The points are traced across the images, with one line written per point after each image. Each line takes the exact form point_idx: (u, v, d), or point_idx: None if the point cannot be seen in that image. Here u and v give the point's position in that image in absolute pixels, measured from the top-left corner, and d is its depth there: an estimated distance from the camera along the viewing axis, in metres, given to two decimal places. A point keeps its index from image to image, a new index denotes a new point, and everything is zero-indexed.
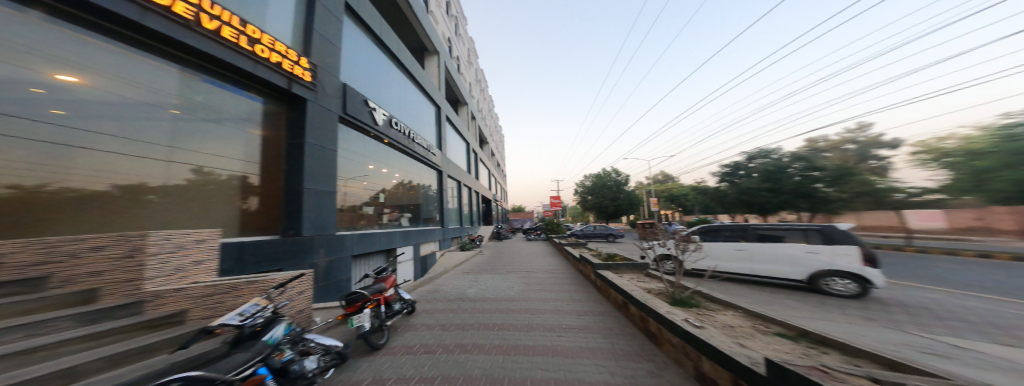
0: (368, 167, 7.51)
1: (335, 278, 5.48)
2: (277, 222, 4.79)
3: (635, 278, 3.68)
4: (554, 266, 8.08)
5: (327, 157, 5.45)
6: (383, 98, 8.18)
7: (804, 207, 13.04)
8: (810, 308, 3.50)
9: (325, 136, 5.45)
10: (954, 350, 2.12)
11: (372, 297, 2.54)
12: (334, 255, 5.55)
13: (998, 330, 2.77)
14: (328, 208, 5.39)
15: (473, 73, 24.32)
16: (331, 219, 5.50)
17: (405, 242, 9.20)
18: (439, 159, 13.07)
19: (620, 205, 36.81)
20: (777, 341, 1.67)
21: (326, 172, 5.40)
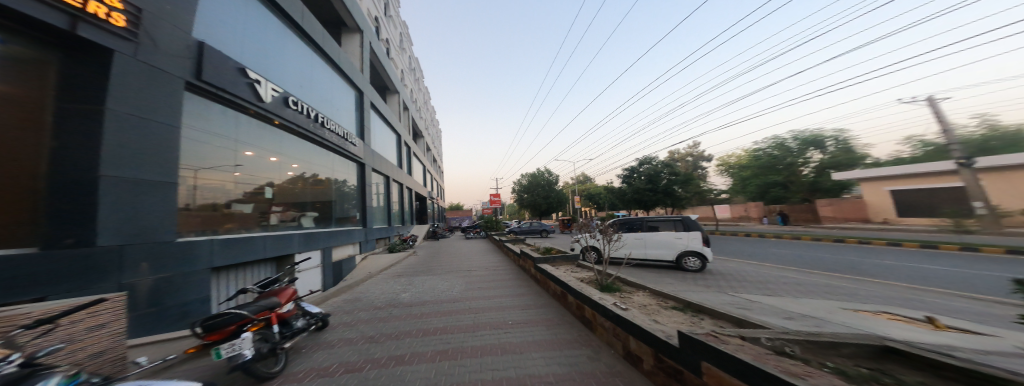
0: (240, 153, 5.78)
1: (183, 299, 4.03)
2: (43, 227, 3.05)
3: (569, 269, 4.18)
4: (495, 263, 8.35)
5: (158, 132, 3.87)
6: (277, 70, 6.50)
7: (672, 203, 17.68)
8: (681, 281, 4.76)
9: (152, 106, 3.82)
10: (755, 305, 3.22)
11: (256, 316, 1.88)
12: (174, 270, 3.99)
13: (768, 287, 4.38)
14: (155, 205, 3.81)
15: (407, 59, 22.18)
16: (172, 219, 4.03)
17: (309, 247, 7.51)
18: (360, 151, 11.35)
19: (551, 203, 41.22)
20: (674, 314, 2.17)
21: (154, 154, 3.81)
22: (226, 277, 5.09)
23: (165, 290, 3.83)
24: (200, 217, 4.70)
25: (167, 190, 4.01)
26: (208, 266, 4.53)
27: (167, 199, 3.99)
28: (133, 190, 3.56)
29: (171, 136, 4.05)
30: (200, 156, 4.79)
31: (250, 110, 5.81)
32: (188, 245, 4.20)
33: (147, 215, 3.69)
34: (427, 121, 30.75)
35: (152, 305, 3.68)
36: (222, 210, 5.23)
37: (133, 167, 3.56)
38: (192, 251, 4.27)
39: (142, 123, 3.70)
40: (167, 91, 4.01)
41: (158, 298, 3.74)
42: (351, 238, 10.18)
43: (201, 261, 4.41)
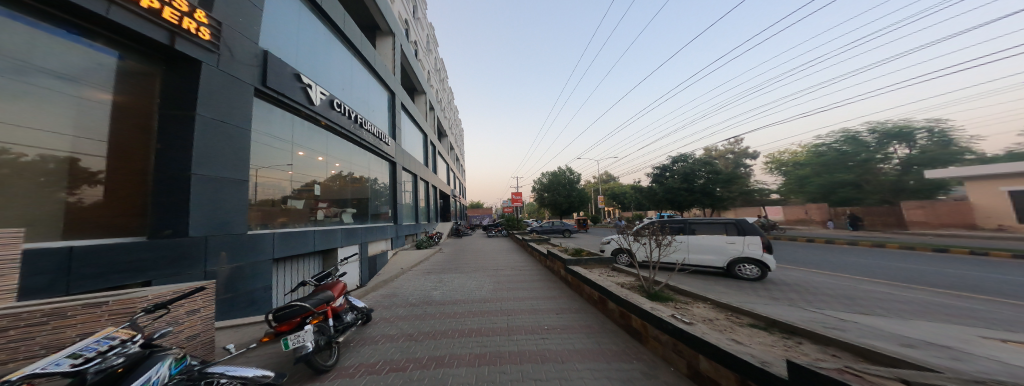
0: (293, 154, 6.19)
1: (247, 288, 4.35)
2: (140, 220, 3.52)
3: (605, 273, 3.96)
4: (522, 262, 8.30)
5: (231, 134, 4.26)
6: (325, 74, 6.88)
7: (709, 204, 16.48)
8: (733, 290, 4.31)
9: (228, 111, 4.21)
10: (845, 323, 2.73)
11: (317, 309, 1.91)
12: (241, 261, 4.35)
13: (851, 302, 3.74)
14: (229, 201, 4.19)
15: (432, 61, 22.78)
16: (242, 214, 4.38)
17: (349, 242, 7.94)
18: (393, 151, 11.86)
19: (573, 202, 40.43)
20: (748, 331, 1.90)
21: (228, 154, 4.21)
22: (286, 267, 5.57)
23: (238, 277, 4.25)
24: (261, 212, 5.13)
25: (242, 187, 4.44)
26: (272, 257, 4.96)
27: (241, 196, 4.40)
28: (212, 187, 3.96)
29: (245, 138, 4.48)
30: (261, 156, 5.21)
31: (303, 113, 6.18)
32: (255, 237, 4.61)
33: (225, 208, 4.10)
34: (451, 121, 31.50)
35: (229, 290, 4.10)
36: (280, 206, 5.69)
37: (212, 166, 3.96)
38: (259, 243, 4.69)
39: (221, 126, 4.10)
40: (242, 97, 4.41)
41: (231, 283, 4.14)
42: (384, 233, 10.65)
43: (266, 252, 4.84)
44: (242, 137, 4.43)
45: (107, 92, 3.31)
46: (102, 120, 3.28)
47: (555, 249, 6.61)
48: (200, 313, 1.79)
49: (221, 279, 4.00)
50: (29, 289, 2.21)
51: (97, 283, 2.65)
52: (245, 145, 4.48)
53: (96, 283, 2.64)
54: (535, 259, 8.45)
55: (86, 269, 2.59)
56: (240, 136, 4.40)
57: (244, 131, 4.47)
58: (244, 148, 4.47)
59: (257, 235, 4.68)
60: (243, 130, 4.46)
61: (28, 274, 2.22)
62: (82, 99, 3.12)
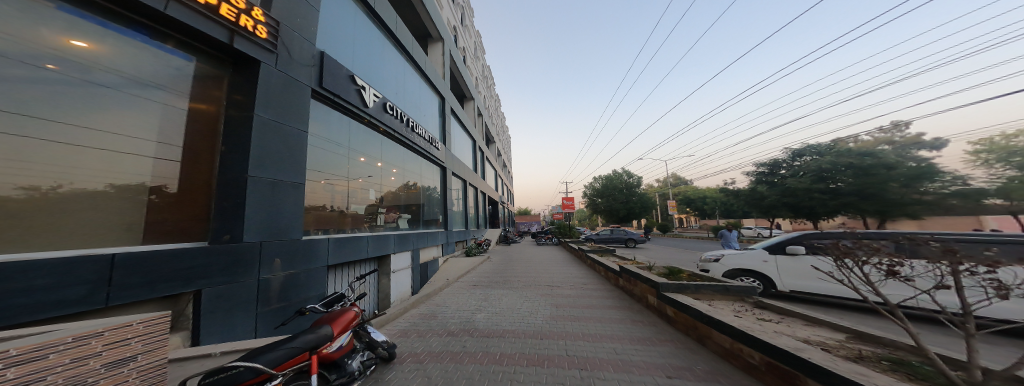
0: (352, 159, 6.32)
1: (300, 296, 4.21)
2: (209, 224, 3.51)
3: (746, 314, 2.50)
4: (585, 279, 7.10)
5: (289, 136, 4.20)
6: (379, 78, 7.04)
7: (866, 211, 11.18)
8: None
9: (287, 112, 4.17)
10: None
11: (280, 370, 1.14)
12: (297, 267, 4.24)
13: None
14: (285, 204, 4.08)
15: (480, 70, 23.39)
16: (298, 217, 4.31)
17: (403, 247, 7.92)
18: (444, 156, 12.05)
19: (632, 208, 36.56)
20: None
21: (287, 156, 4.15)
22: (341, 274, 5.48)
23: (292, 285, 4.11)
24: (319, 216, 5.12)
25: (299, 191, 4.36)
26: (325, 264, 4.84)
27: (297, 200, 4.30)
28: (271, 189, 3.85)
29: (302, 140, 4.43)
30: (319, 161, 5.25)
31: (359, 116, 6.24)
32: (309, 242, 4.52)
33: (281, 211, 4.00)
34: (497, 128, 32.07)
35: (282, 299, 3.93)
36: (337, 211, 5.68)
37: (271, 168, 3.87)
38: (313, 248, 4.58)
39: (281, 127, 4.06)
40: (299, 99, 4.40)
41: (284, 291, 3.97)
42: (435, 240, 10.51)
43: (320, 258, 4.73)
44: (300, 138, 4.39)
45: (186, 99, 3.37)
46: (181, 124, 3.34)
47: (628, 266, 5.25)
48: (132, 364, 1.22)
49: (274, 288, 3.82)
50: (53, 305, 1.92)
51: (142, 294, 2.40)
52: (303, 147, 4.43)
53: (141, 295, 2.39)
54: (599, 276, 7.13)
55: (130, 279, 2.34)
56: (298, 138, 4.36)
57: (302, 133, 4.43)
58: (301, 150, 4.41)
59: (312, 241, 4.58)
60: (302, 132, 4.44)
61: (55, 286, 1.94)
62: (162, 104, 3.20)
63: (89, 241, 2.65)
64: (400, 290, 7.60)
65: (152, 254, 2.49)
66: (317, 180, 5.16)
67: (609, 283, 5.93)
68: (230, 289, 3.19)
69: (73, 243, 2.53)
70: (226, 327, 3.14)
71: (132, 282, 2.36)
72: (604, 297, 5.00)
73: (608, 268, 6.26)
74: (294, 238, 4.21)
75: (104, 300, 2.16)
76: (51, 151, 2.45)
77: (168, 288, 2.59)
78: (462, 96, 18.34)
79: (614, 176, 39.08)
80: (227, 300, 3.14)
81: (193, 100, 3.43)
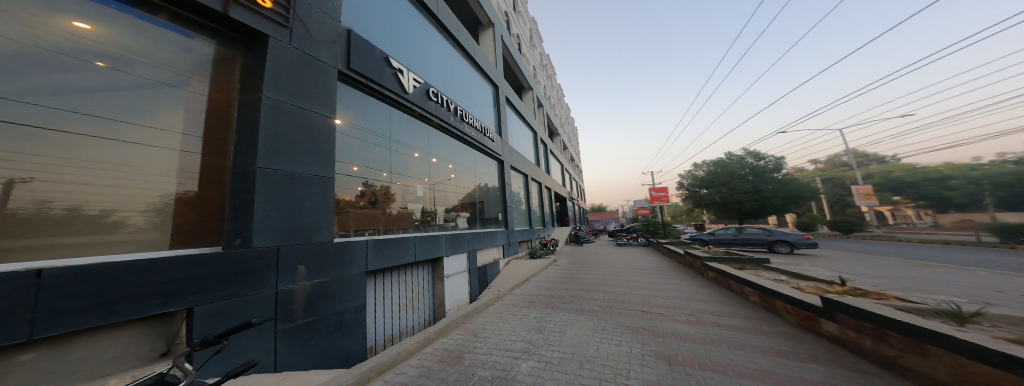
0: (398, 155, 5.80)
1: (333, 309, 3.36)
2: (222, 224, 2.80)
3: None
4: (715, 308, 4.48)
5: (309, 123, 3.46)
6: (421, 64, 6.56)
7: None
8: None
9: (307, 97, 3.48)
10: None
11: None
12: (327, 275, 3.35)
13: None
14: (308, 201, 3.23)
15: (540, 59, 22.25)
16: (328, 212, 3.40)
17: (460, 250, 7.22)
18: (501, 149, 11.24)
19: (764, 200, 27.31)
20: None
21: (309, 145, 3.36)
22: (387, 281, 4.86)
23: (321, 296, 3.23)
24: (359, 215, 4.45)
25: (327, 187, 3.51)
26: (365, 271, 3.95)
27: (328, 198, 3.39)
28: (289, 185, 3.04)
29: (327, 127, 3.69)
30: (357, 154, 4.72)
31: (400, 105, 5.69)
32: (345, 245, 3.67)
33: (303, 206, 3.13)
34: (562, 119, 29.95)
35: (308, 315, 3.08)
36: (381, 209, 5.04)
37: (287, 158, 3.07)
38: (351, 254, 3.72)
39: (299, 111, 3.35)
40: (321, 81, 3.74)
41: (312, 307, 3.12)
42: (496, 240, 9.66)
43: (358, 264, 3.83)
44: (323, 125, 3.62)
45: (205, 83, 2.92)
46: (199, 112, 2.87)
47: (863, 305, 2.53)
48: None
49: (298, 305, 2.97)
50: None
51: (96, 320, 1.80)
52: (329, 136, 3.69)
53: (95, 321, 1.79)
54: (740, 308, 4.36)
55: (76, 301, 1.74)
56: (321, 125, 3.59)
57: (325, 119, 3.69)
58: (327, 140, 3.68)
59: (349, 244, 3.72)
60: (326, 118, 3.72)
61: None
62: (181, 89, 2.76)
63: (94, 246, 2.16)
64: (456, 296, 6.90)
65: (103, 269, 1.85)
66: (354, 175, 4.58)
67: (780, 332, 3.23)
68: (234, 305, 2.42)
69: (78, 248, 2.07)
70: (237, 353, 2.40)
71: (78, 305, 1.75)
72: (787, 360, 2.58)
73: (794, 302, 3.46)
74: (323, 240, 3.33)
75: (27, 332, 1.56)
76: (69, 147, 2.12)
77: (135, 309, 1.94)
78: (520, 87, 17.66)
79: (727, 159, 30.51)
80: (230, 318, 2.39)
81: (211, 83, 2.96)
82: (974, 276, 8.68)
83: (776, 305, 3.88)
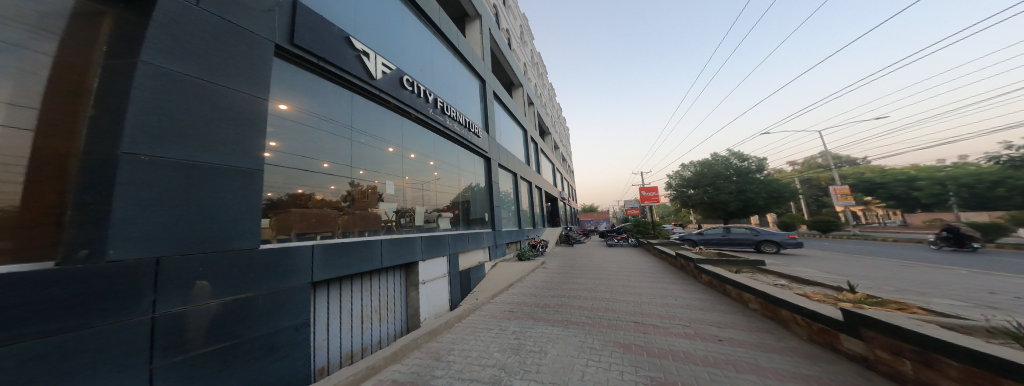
0: (366, 147, 5.14)
1: (263, 329, 2.54)
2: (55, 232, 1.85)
3: None
4: (714, 317, 4.05)
5: (227, 101, 2.51)
6: (393, 50, 6.00)
7: None
8: None
9: (229, 75, 2.58)
10: None
11: None
12: (254, 286, 2.50)
13: None
14: (218, 200, 2.34)
15: (529, 55, 21.67)
16: (254, 210, 2.60)
17: (439, 253, 6.61)
18: (488, 145, 10.70)
19: (749, 200, 27.74)
20: None
21: (225, 127, 2.47)
22: (347, 292, 4.20)
23: (244, 314, 2.39)
24: (307, 216, 3.72)
25: (253, 178, 2.63)
26: (311, 281, 3.17)
27: (247, 191, 2.56)
28: (187, 179, 2.14)
29: (258, 111, 2.77)
30: (312, 146, 4.07)
31: (367, 93, 5.07)
32: (282, 252, 2.79)
33: (213, 202, 2.30)
34: (552, 118, 29.52)
35: (223, 340, 2.24)
36: (340, 209, 4.34)
37: (187, 142, 2.19)
38: (288, 263, 2.85)
39: (212, 87, 2.41)
40: (251, 54, 2.81)
41: (220, 337, 2.22)
42: (481, 242, 9.09)
43: (302, 272, 3.03)
44: (249, 106, 2.69)
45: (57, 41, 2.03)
46: (41, 80, 1.96)
47: (897, 320, 2.09)
48: None
49: (195, 334, 2.07)
50: None
51: None
52: (261, 122, 2.77)
53: None
54: (743, 318, 3.91)
55: None
56: (247, 105, 2.67)
57: (251, 98, 2.73)
58: (259, 128, 2.77)
59: (290, 248, 2.90)
60: (258, 99, 2.80)
61: None
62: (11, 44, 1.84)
63: None
64: (435, 303, 6.30)
65: None
66: (303, 168, 3.89)
67: (797, 352, 2.77)
68: (74, 343, 1.55)
69: None
70: None
71: None
72: None
73: (807, 313, 3.02)
74: (240, 248, 2.42)
75: None
76: None
77: None
78: (510, 83, 17.17)
79: (714, 159, 30.84)
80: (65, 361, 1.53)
81: (64, 42, 2.06)
82: (955, 276, 8.81)
83: (784, 315, 3.44)
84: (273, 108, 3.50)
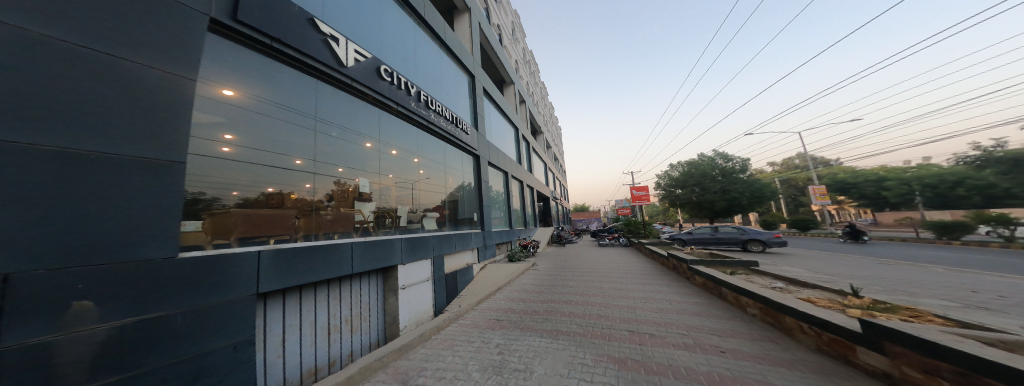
0: (337, 139, 4.63)
1: (181, 355, 2.07)
2: None
3: None
4: (712, 324, 3.79)
5: (131, 79, 2.04)
6: (369, 38, 5.52)
7: None
8: None
9: (138, 46, 2.11)
10: None
11: None
12: (169, 303, 2.04)
13: None
14: (114, 199, 1.87)
15: (521, 53, 21.38)
16: (169, 211, 2.14)
17: (424, 255, 6.18)
18: (478, 143, 10.31)
19: (734, 200, 28.33)
20: None
21: (127, 110, 2.00)
22: (310, 301, 3.69)
23: (153, 338, 1.94)
24: (257, 216, 3.26)
25: (170, 172, 2.18)
26: (255, 293, 2.70)
27: (159, 188, 2.10)
28: (64, 173, 1.70)
29: (181, 93, 2.31)
30: (272, 139, 3.61)
31: (336, 82, 4.59)
32: (214, 260, 2.36)
33: (105, 202, 1.83)
34: (544, 117, 29.37)
35: (118, 371, 1.78)
36: (300, 210, 3.80)
37: (65, 126, 1.74)
38: (220, 273, 2.39)
39: (107, 60, 1.94)
40: (172, 25, 2.33)
41: (113, 370, 1.75)
42: (469, 243, 8.69)
43: (243, 283, 2.57)
44: (165, 86, 2.22)
45: None
46: None
47: (925, 334, 1.83)
48: None
49: (70, 370, 1.60)
50: None
51: None
52: (184, 107, 2.31)
53: None
54: (743, 325, 3.66)
55: None
56: (161, 85, 2.19)
57: (169, 77, 2.26)
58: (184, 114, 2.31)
59: (226, 254, 2.47)
60: (180, 79, 2.33)
61: None
62: None
63: None
64: (419, 310, 5.85)
65: None
66: (260, 164, 3.44)
67: (804, 366, 2.51)
68: None
69: None
70: None
71: None
72: None
73: (815, 321, 2.77)
74: (145, 258, 1.95)
75: None
76: None
77: None
78: (501, 81, 16.81)
79: (701, 160, 31.43)
80: None
81: None
82: (933, 274, 9.05)
83: (788, 322, 3.20)
84: (215, 93, 3.00)
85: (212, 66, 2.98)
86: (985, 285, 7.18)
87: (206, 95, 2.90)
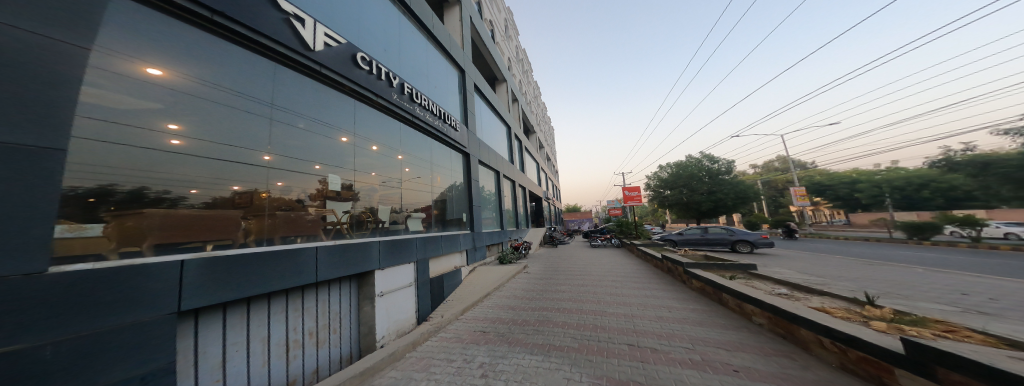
0: (307, 131, 4.10)
1: None
2: None
3: None
4: (717, 336, 3.47)
5: None
6: (345, 22, 5.00)
7: None
8: None
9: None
10: None
11: None
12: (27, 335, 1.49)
13: None
14: None
15: (514, 51, 21.00)
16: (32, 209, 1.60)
17: (407, 259, 5.67)
18: (468, 140, 9.86)
19: (720, 201, 28.79)
20: None
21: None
22: (265, 315, 3.01)
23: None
24: (181, 220, 2.54)
25: (40, 162, 1.64)
26: (175, 313, 2.13)
27: (19, 183, 1.56)
28: None
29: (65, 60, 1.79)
30: (232, 132, 3.12)
31: (304, 68, 4.06)
32: (105, 275, 1.80)
33: None
34: (537, 117, 29.12)
35: None
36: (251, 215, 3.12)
37: None
38: (121, 291, 1.85)
39: None
40: None
41: None
42: (458, 245, 8.21)
43: (155, 301, 2.00)
44: (37, 50, 1.68)
45: None
46: None
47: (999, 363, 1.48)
48: None
49: None
50: None
51: None
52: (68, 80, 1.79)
53: None
54: (751, 337, 3.35)
55: None
56: (29, 48, 1.65)
57: (43, 39, 1.71)
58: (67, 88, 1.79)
59: (129, 265, 1.92)
60: (60, 43, 1.78)
61: None
62: None
63: None
64: (401, 318, 5.31)
65: None
66: (217, 159, 2.94)
67: None
68: None
69: None
70: None
71: None
72: None
73: (841, 337, 2.43)
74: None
75: None
76: None
77: None
78: (493, 78, 16.37)
79: (689, 162, 31.86)
80: None
81: None
82: (916, 274, 9.19)
83: (807, 334, 2.86)
84: (139, 72, 2.43)
85: (126, 39, 2.37)
86: (969, 286, 7.24)
87: (126, 72, 2.34)
